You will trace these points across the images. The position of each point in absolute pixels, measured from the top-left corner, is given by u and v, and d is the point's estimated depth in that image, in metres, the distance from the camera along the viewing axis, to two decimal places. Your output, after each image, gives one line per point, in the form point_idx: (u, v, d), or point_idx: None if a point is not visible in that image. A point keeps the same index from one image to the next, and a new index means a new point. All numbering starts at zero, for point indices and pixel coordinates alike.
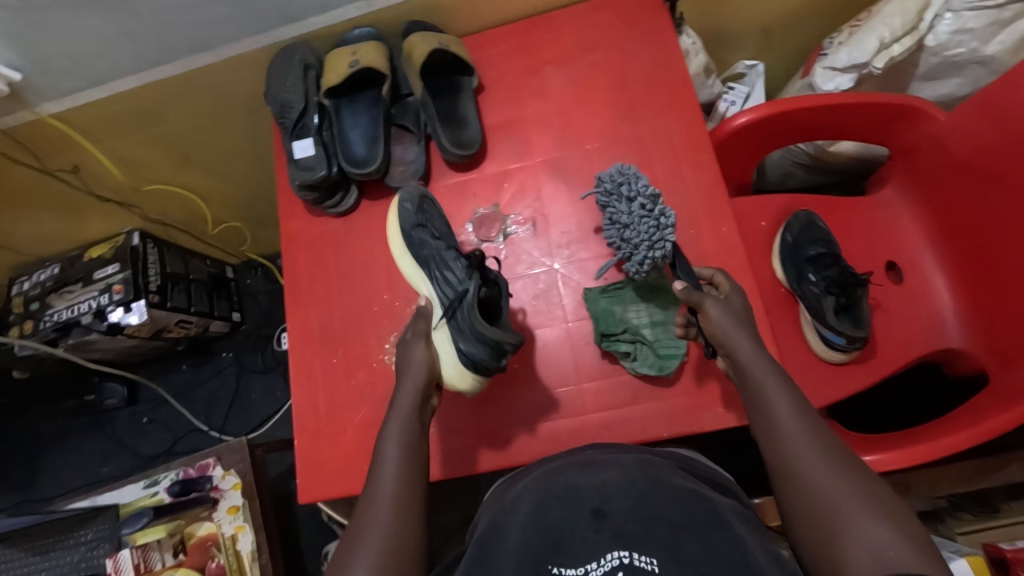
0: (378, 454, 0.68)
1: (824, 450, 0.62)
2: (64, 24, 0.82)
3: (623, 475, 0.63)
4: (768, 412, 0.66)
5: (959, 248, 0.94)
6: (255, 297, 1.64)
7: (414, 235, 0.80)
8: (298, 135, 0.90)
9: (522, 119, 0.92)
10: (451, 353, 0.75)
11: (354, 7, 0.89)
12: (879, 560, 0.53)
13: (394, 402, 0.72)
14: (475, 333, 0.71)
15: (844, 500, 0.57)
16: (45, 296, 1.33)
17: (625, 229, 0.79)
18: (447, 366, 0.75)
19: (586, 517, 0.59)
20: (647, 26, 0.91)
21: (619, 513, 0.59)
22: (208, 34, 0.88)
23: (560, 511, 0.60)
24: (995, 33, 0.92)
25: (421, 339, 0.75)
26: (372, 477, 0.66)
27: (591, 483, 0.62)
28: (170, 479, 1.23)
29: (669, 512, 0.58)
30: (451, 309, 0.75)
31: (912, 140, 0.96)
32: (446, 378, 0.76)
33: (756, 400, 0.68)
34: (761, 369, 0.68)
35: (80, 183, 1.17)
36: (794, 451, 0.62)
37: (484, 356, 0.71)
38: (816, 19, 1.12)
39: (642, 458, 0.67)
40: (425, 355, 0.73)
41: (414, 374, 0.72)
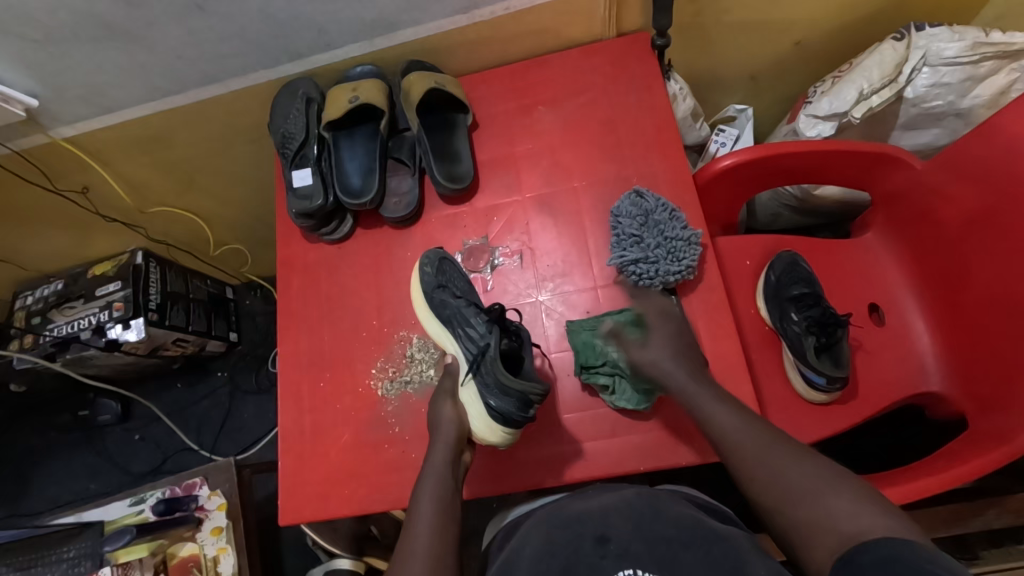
0: (415, 508, 0.69)
1: (772, 441, 0.67)
2: (83, 56, 0.87)
3: (624, 500, 0.70)
4: (710, 423, 0.71)
5: (935, 290, 0.96)
6: (252, 318, 1.66)
7: (435, 297, 0.84)
8: (297, 165, 0.94)
9: (514, 156, 0.95)
10: (477, 408, 0.77)
11: (358, 46, 0.94)
12: (840, 531, 0.57)
13: (428, 461, 0.74)
14: (499, 387, 0.74)
15: (805, 482, 0.62)
16: (47, 311, 1.36)
17: (674, 245, 0.83)
18: (476, 424, 0.77)
19: (590, 542, 0.65)
20: (636, 71, 0.95)
21: (621, 534, 0.65)
22: (219, 68, 0.93)
23: (566, 539, 0.67)
24: (970, 87, 0.97)
25: (448, 397, 0.80)
26: (406, 527, 0.68)
27: (592, 512, 0.69)
28: (156, 497, 1.25)
29: (671, 530, 0.65)
30: (476, 366, 0.78)
31: (893, 186, 0.98)
32: (478, 435, 0.78)
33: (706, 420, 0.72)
34: (693, 386, 0.74)
35: (88, 204, 1.21)
36: (747, 449, 0.67)
37: (511, 409, 0.73)
38: (801, 68, 1.16)
39: (647, 487, 0.73)
40: (452, 414, 0.78)
41: (445, 434, 0.76)
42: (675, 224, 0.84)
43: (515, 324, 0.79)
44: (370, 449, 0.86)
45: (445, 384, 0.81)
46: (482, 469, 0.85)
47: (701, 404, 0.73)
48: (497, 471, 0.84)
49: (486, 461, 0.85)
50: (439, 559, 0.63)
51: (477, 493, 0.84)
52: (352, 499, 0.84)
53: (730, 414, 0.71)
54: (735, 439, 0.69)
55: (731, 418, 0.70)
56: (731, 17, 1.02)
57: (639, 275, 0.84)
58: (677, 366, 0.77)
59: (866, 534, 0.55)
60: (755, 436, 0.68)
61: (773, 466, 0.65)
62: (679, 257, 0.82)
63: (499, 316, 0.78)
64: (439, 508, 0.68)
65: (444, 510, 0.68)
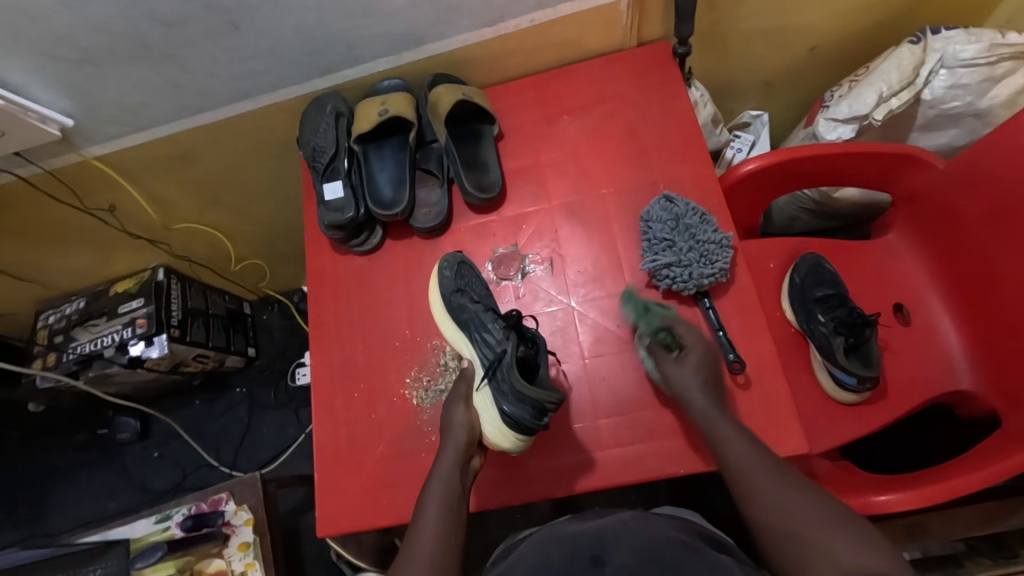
0: (420, 514, 0.69)
1: (776, 468, 0.68)
2: (117, 76, 0.88)
3: (618, 523, 0.67)
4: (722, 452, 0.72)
5: (961, 289, 0.97)
6: (270, 333, 1.67)
7: (453, 300, 0.85)
8: (328, 178, 0.95)
9: (540, 165, 0.97)
10: (491, 413, 0.77)
11: (385, 61, 0.96)
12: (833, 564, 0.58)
13: (437, 463, 0.75)
14: (514, 392, 0.74)
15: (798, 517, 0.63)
16: (70, 329, 1.36)
17: (707, 247, 0.84)
18: (490, 428, 0.78)
19: (585, 563, 0.63)
20: (658, 80, 0.97)
21: (616, 557, 0.62)
22: (249, 84, 0.94)
23: (559, 557, 0.64)
24: (988, 88, 0.99)
25: (461, 401, 0.80)
26: (412, 531, 0.68)
27: (587, 534, 0.66)
28: (182, 514, 1.23)
29: (662, 551, 0.61)
30: (492, 371, 0.79)
31: (915, 186, 0.99)
32: (490, 440, 0.78)
33: (721, 449, 0.72)
34: (712, 419, 0.74)
35: (114, 221, 1.22)
36: (752, 471, 0.68)
37: (525, 415, 0.73)
38: (816, 73, 1.18)
39: (641, 512, 0.70)
40: (464, 419, 0.78)
41: (455, 436, 0.76)
42: (704, 228, 0.85)
43: (531, 331, 0.79)
44: (406, 458, 0.86)
45: (460, 388, 0.82)
46: (519, 476, 0.84)
47: (719, 429, 0.73)
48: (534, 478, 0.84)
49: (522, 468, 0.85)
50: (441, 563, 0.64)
51: (514, 500, 0.84)
52: (390, 508, 0.84)
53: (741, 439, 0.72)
54: (739, 471, 0.69)
55: (740, 443, 0.71)
56: (749, 25, 1.04)
57: (672, 279, 0.84)
58: (710, 401, 0.76)
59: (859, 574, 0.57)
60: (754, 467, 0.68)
61: (776, 494, 0.65)
62: (712, 260, 0.83)
63: (516, 322, 0.79)
64: (445, 511, 0.69)
65: (450, 514, 0.69)
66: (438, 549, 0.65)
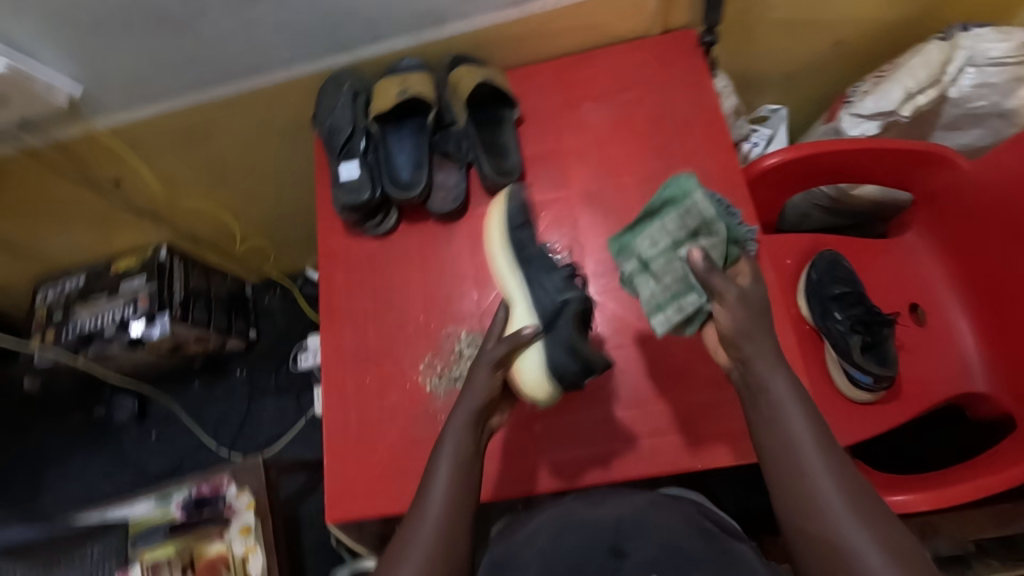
0: (429, 479, 0.67)
1: (825, 450, 0.61)
2: (129, 44, 0.86)
3: (634, 510, 0.65)
4: (773, 413, 0.63)
5: (978, 291, 0.96)
6: (271, 316, 1.64)
7: (515, 234, 0.77)
8: (344, 158, 0.93)
9: (560, 151, 0.95)
10: (536, 362, 0.71)
11: (405, 39, 0.94)
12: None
13: (450, 421, 0.70)
14: (569, 342, 0.69)
15: (837, 515, 0.58)
16: (69, 305, 1.34)
17: None
18: (528, 376, 0.72)
19: (603, 553, 0.60)
20: (683, 68, 0.95)
21: (636, 548, 0.60)
22: (265, 58, 0.92)
23: (576, 542, 0.62)
24: (1015, 88, 0.97)
25: (492, 364, 0.71)
26: (418, 503, 0.66)
27: (604, 520, 0.64)
28: (183, 496, 1.21)
29: (685, 544, 0.60)
30: (544, 319, 0.72)
31: (936, 186, 0.98)
32: (523, 389, 0.73)
33: (772, 396, 0.63)
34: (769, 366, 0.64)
35: (119, 196, 1.20)
36: (800, 447, 0.61)
37: (572, 371, 0.70)
38: (839, 68, 1.16)
39: (658, 498, 0.68)
40: (494, 365, 0.71)
41: (471, 400, 0.70)
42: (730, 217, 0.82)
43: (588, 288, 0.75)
44: (418, 445, 0.84)
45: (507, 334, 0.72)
46: (533, 467, 0.84)
47: (771, 376, 0.64)
48: (549, 469, 0.84)
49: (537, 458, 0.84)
50: (450, 533, 0.63)
51: (528, 490, 0.83)
52: (401, 496, 0.83)
53: (792, 394, 0.63)
54: (784, 442, 0.62)
55: (791, 400, 0.63)
56: (776, 15, 1.02)
57: None
58: (765, 341, 0.65)
59: None
60: (800, 444, 0.61)
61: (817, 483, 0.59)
62: None
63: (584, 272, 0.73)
64: (451, 484, 0.66)
65: (461, 486, 0.66)
66: (445, 524, 0.63)
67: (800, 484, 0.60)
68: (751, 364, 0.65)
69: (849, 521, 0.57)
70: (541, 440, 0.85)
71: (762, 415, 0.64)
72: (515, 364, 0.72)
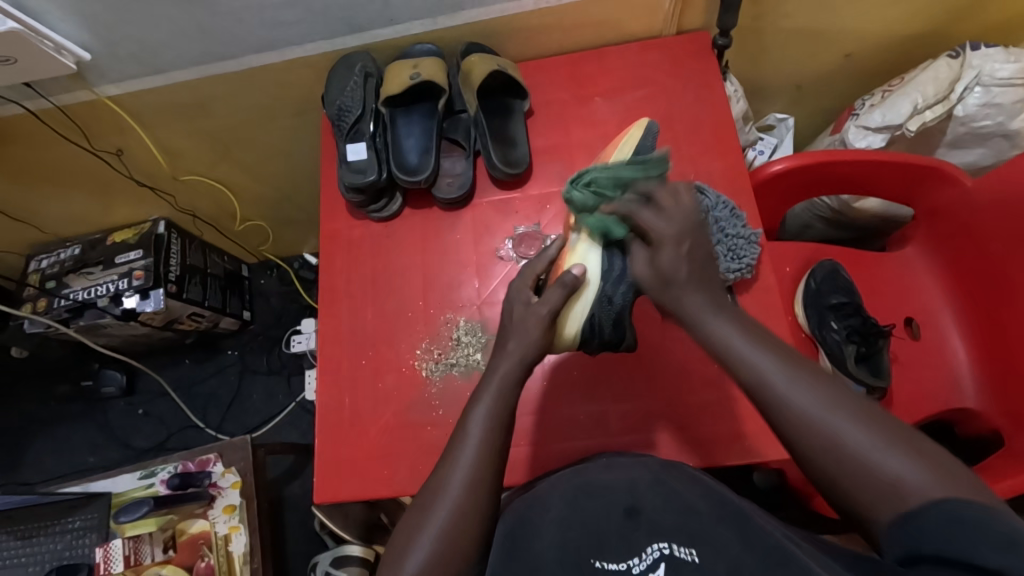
0: (459, 440, 0.63)
1: (769, 349, 0.57)
2: (142, 11, 0.85)
3: (649, 475, 0.64)
4: (696, 329, 0.60)
5: (973, 309, 0.97)
6: (267, 297, 1.63)
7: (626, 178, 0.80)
8: (351, 139, 0.93)
9: (569, 145, 0.95)
10: (582, 313, 0.72)
11: (420, 24, 0.93)
12: (863, 471, 0.50)
13: (495, 364, 0.67)
14: (617, 316, 0.73)
15: (809, 408, 0.53)
16: (63, 275, 1.32)
17: (735, 242, 0.83)
18: (569, 323, 0.72)
19: (619, 516, 0.59)
20: (696, 70, 0.95)
21: (651, 509, 0.59)
22: (277, 34, 0.91)
23: (592, 508, 0.61)
24: (1020, 110, 0.98)
25: (546, 319, 0.68)
26: (449, 457, 0.62)
27: (619, 484, 0.63)
28: (168, 471, 1.18)
29: (698, 506, 0.59)
30: (608, 275, 0.73)
31: (937, 203, 0.99)
32: (559, 329, 0.72)
33: (687, 314, 0.61)
34: (682, 285, 0.61)
35: (121, 166, 1.18)
36: (744, 351, 0.57)
37: (609, 333, 0.74)
38: (849, 80, 1.17)
39: (670, 461, 0.68)
40: (549, 317, 0.68)
41: (523, 352, 0.67)
42: (731, 224, 0.84)
43: None
44: (411, 430, 0.84)
45: (566, 277, 0.69)
46: (524, 457, 0.85)
47: (708, 323, 0.59)
48: (541, 459, 0.85)
49: (528, 447, 0.85)
50: (476, 500, 0.59)
51: (519, 480, 0.84)
52: (390, 480, 0.82)
53: (740, 336, 0.58)
54: (739, 361, 0.57)
55: (741, 342, 0.58)
56: (790, 24, 1.02)
57: None
58: (693, 283, 0.61)
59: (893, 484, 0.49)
60: (770, 370, 0.56)
61: (779, 388, 0.55)
62: (739, 255, 0.83)
63: None
64: (484, 442, 0.62)
65: (490, 450, 0.62)
66: (474, 483, 0.60)
67: (790, 413, 0.54)
68: (688, 321, 0.61)
69: (845, 425, 0.52)
70: (535, 430, 0.86)
71: (721, 359, 0.58)
72: (570, 309, 0.72)
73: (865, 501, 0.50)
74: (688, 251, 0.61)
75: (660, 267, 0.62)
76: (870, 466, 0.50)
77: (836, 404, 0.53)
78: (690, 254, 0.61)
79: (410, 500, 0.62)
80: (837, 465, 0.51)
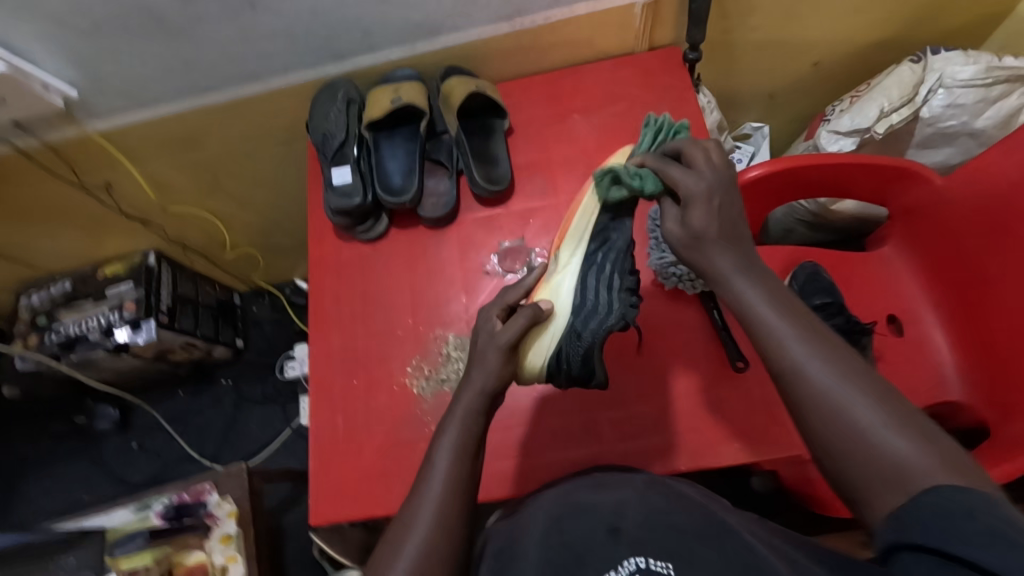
0: (428, 469, 0.64)
1: (789, 312, 0.57)
2: (129, 48, 0.87)
3: (637, 496, 0.64)
4: (725, 290, 0.59)
5: (953, 303, 0.99)
6: (259, 325, 1.64)
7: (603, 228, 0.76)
8: (336, 163, 0.95)
9: (549, 161, 0.97)
10: (546, 343, 0.72)
11: (399, 50, 0.96)
12: (870, 452, 0.49)
13: (466, 377, 0.69)
14: (584, 352, 0.71)
15: (823, 381, 0.52)
16: (54, 311, 1.32)
17: None
18: (532, 355, 0.73)
19: (602, 533, 0.59)
20: (668, 82, 0.98)
21: (633, 528, 0.59)
22: (261, 65, 0.94)
23: (575, 527, 0.61)
24: (983, 108, 1.02)
25: (499, 351, 0.67)
26: (418, 490, 0.63)
27: (604, 504, 0.64)
28: (163, 504, 1.17)
29: (681, 524, 0.60)
30: (581, 310, 0.73)
31: (912, 200, 1.01)
32: (523, 359, 0.73)
33: (709, 268, 0.60)
34: (718, 239, 0.59)
35: (109, 200, 1.20)
36: (764, 316, 0.56)
37: (575, 368, 0.73)
38: (819, 88, 1.21)
39: (653, 478, 0.69)
40: (507, 347, 0.68)
41: (488, 360, 0.68)
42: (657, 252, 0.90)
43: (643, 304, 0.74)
44: (404, 448, 0.85)
45: (529, 308, 0.69)
46: (518, 470, 0.85)
47: (737, 284, 0.58)
48: (535, 471, 0.85)
49: (522, 459, 0.86)
50: (442, 532, 0.59)
51: (515, 492, 0.84)
52: (385, 498, 0.82)
53: (765, 297, 0.57)
54: (758, 326, 0.57)
55: (763, 301, 0.57)
56: (758, 36, 1.06)
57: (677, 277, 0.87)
58: (727, 247, 0.59)
59: (902, 469, 0.48)
60: (790, 340, 0.55)
61: (800, 358, 0.54)
62: None
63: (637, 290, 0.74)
64: (452, 474, 0.62)
65: (458, 476, 0.62)
66: (445, 508, 0.61)
67: (803, 379, 0.53)
68: (717, 276, 0.60)
69: (855, 403, 0.51)
70: (528, 443, 0.86)
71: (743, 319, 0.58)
72: (534, 339, 0.73)
73: (870, 483, 0.49)
74: (717, 206, 0.59)
75: (682, 224, 0.61)
76: (870, 445, 0.49)
77: (852, 386, 0.52)
78: (722, 211, 0.59)
79: (385, 532, 0.62)
80: (839, 438, 0.51)
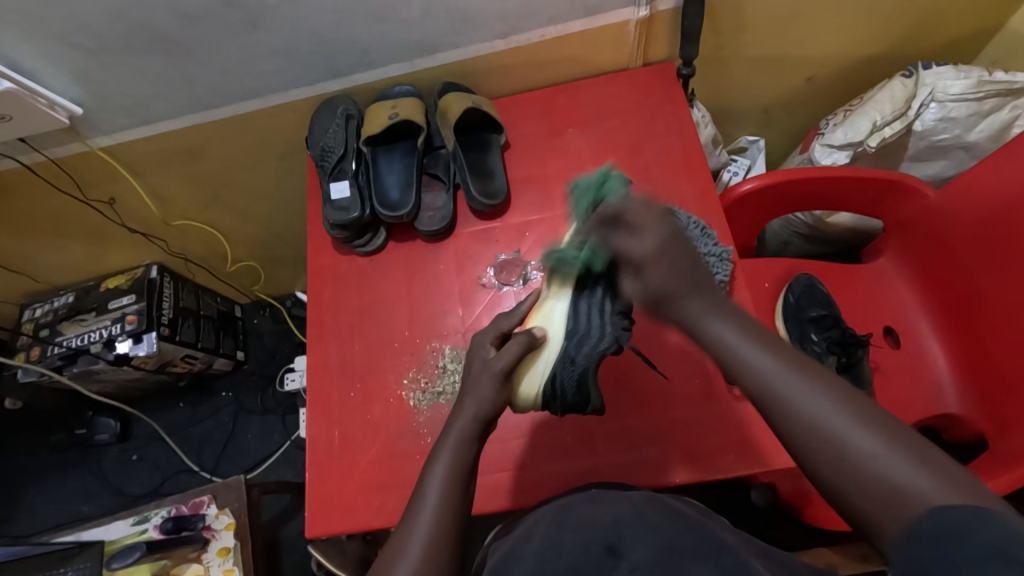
0: (421, 492, 0.64)
1: (773, 349, 0.58)
2: (133, 66, 0.89)
3: (634, 514, 0.64)
4: (707, 337, 0.60)
5: (949, 316, 0.99)
6: (260, 337, 1.65)
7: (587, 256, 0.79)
8: (335, 178, 0.97)
9: (545, 175, 0.99)
10: (540, 368, 0.73)
11: (397, 67, 0.98)
12: (873, 482, 0.49)
13: (460, 406, 0.70)
14: (580, 376, 0.72)
15: (816, 416, 0.53)
16: (56, 323, 1.34)
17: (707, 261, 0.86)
18: (527, 381, 0.73)
19: (599, 552, 0.60)
20: (662, 98, 1.00)
21: (632, 549, 0.60)
22: (261, 82, 0.95)
23: (573, 544, 0.61)
24: (976, 122, 1.03)
25: (495, 378, 0.69)
26: (410, 514, 0.63)
27: (601, 522, 0.64)
28: (161, 516, 1.18)
29: (677, 541, 0.60)
30: (573, 335, 0.75)
31: (905, 212, 1.02)
32: (517, 386, 0.73)
33: (682, 315, 0.61)
34: (679, 289, 0.60)
35: (113, 214, 1.22)
36: (749, 356, 0.57)
37: (572, 394, 0.72)
38: (813, 103, 1.22)
39: (652, 494, 0.69)
40: (502, 373, 0.69)
41: (480, 387, 0.69)
42: None
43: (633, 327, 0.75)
44: (399, 460, 0.85)
45: (522, 335, 0.71)
46: (513, 482, 0.85)
47: (709, 323, 0.60)
48: (530, 483, 0.85)
49: (517, 471, 0.86)
50: (436, 550, 0.59)
51: (510, 505, 0.84)
52: (380, 511, 0.82)
53: (743, 334, 0.59)
54: (744, 367, 0.57)
55: (744, 341, 0.58)
56: (751, 52, 1.07)
57: None
58: (691, 295, 0.61)
59: (906, 497, 0.47)
60: (775, 377, 0.56)
61: (789, 394, 0.54)
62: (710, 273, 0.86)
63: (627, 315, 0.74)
64: (445, 495, 0.63)
65: (451, 496, 0.63)
66: (439, 524, 0.61)
67: (797, 417, 0.53)
68: (686, 324, 0.61)
69: (849, 432, 0.51)
70: (524, 455, 0.86)
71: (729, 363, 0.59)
72: (528, 366, 0.74)
73: (876, 513, 0.49)
74: (668, 266, 0.60)
75: (641, 281, 0.62)
76: (871, 474, 0.49)
77: (847, 414, 0.52)
78: (673, 267, 0.60)
79: (382, 549, 0.62)
80: (840, 471, 0.51)
